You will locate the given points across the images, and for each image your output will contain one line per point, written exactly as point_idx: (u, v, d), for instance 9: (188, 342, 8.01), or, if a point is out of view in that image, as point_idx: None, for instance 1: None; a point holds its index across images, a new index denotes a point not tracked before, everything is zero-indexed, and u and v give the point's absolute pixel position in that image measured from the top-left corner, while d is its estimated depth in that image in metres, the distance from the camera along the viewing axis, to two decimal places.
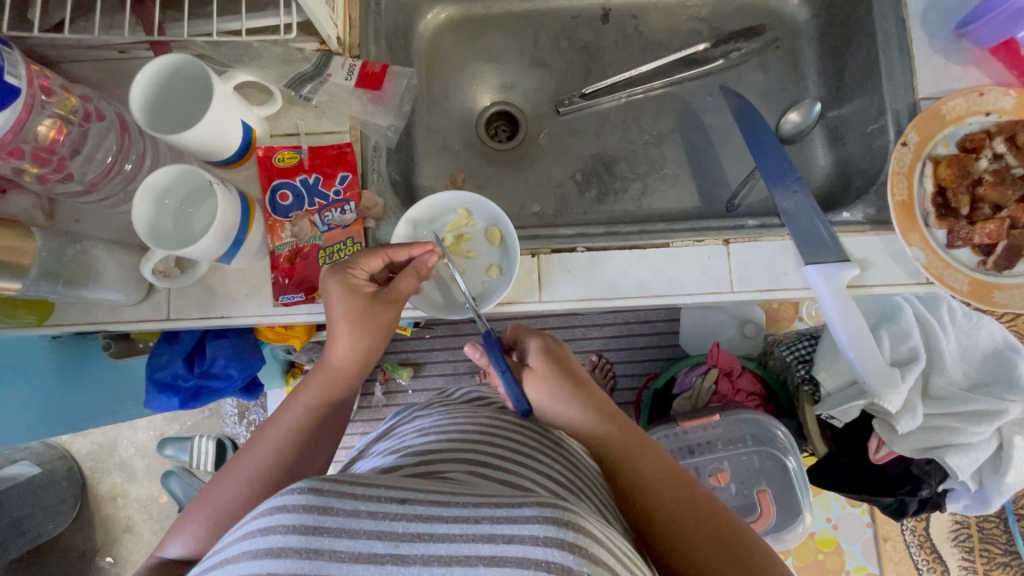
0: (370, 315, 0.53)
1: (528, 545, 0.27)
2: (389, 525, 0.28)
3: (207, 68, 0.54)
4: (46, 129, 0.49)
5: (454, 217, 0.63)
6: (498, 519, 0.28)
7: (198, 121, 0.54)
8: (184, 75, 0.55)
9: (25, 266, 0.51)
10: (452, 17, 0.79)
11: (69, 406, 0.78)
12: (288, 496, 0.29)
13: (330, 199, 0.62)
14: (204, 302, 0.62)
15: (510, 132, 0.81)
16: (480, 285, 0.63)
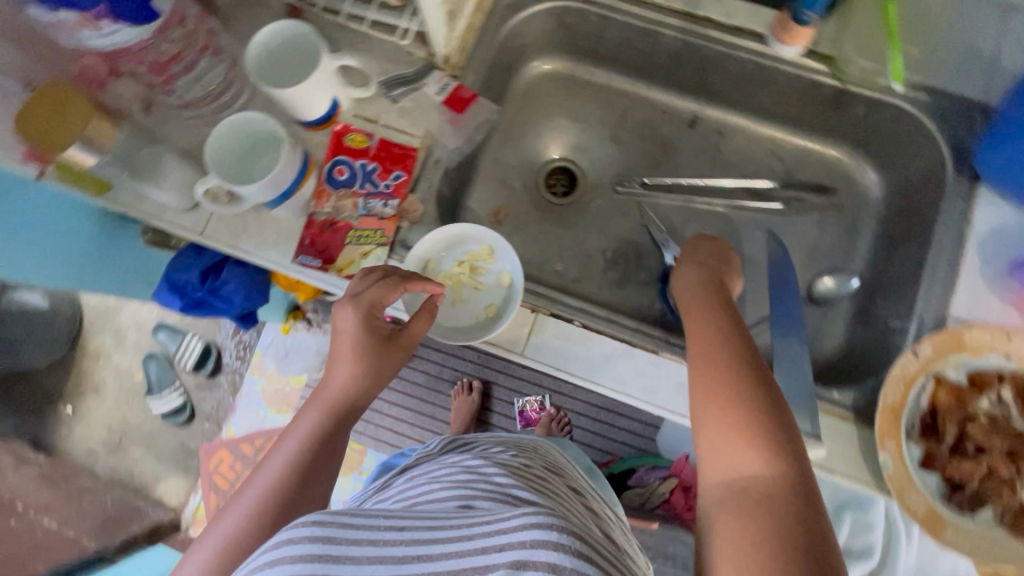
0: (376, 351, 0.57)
1: (518, 548, 0.34)
2: (388, 550, 0.35)
3: (322, 44, 0.60)
4: (169, 49, 0.56)
5: (477, 249, 0.66)
6: (490, 534, 0.35)
7: (297, 84, 0.60)
8: (301, 41, 0.61)
9: (104, 147, 0.57)
10: (555, 71, 0.84)
11: (100, 274, 0.86)
12: (295, 531, 0.36)
13: (378, 190, 0.67)
14: (236, 233, 0.67)
15: (567, 189, 0.85)
16: (474, 319, 0.65)
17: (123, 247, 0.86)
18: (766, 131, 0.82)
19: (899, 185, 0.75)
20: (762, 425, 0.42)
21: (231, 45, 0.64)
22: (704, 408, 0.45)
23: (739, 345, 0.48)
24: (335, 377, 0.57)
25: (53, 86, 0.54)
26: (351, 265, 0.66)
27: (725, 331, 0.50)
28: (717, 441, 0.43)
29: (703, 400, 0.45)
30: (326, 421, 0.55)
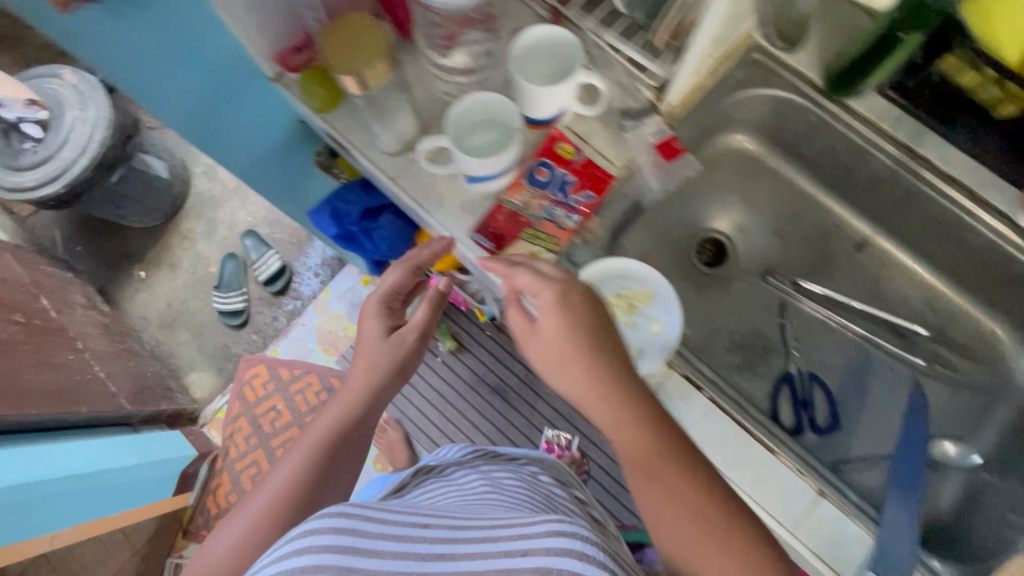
0: (387, 354, 0.68)
1: (543, 552, 0.42)
2: (407, 553, 0.43)
3: (582, 61, 0.64)
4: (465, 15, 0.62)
5: (637, 289, 0.67)
6: (513, 539, 0.44)
7: (545, 86, 0.64)
8: (563, 51, 0.65)
9: (370, 85, 0.61)
10: (749, 150, 0.85)
11: (268, 172, 0.93)
12: (320, 523, 0.43)
13: (567, 201, 0.70)
14: (424, 191, 0.72)
15: (713, 262, 0.87)
16: None
17: (295, 154, 0.94)
18: (931, 281, 0.82)
19: None
20: (692, 505, 0.51)
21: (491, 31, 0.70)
22: (652, 493, 0.52)
23: (652, 431, 0.52)
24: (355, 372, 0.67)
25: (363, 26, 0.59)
26: None
27: (620, 392, 0.53)
28: (669, 514, 0.51)
29: (648, 488, 0.52)
30: (347, 413, 0.65)
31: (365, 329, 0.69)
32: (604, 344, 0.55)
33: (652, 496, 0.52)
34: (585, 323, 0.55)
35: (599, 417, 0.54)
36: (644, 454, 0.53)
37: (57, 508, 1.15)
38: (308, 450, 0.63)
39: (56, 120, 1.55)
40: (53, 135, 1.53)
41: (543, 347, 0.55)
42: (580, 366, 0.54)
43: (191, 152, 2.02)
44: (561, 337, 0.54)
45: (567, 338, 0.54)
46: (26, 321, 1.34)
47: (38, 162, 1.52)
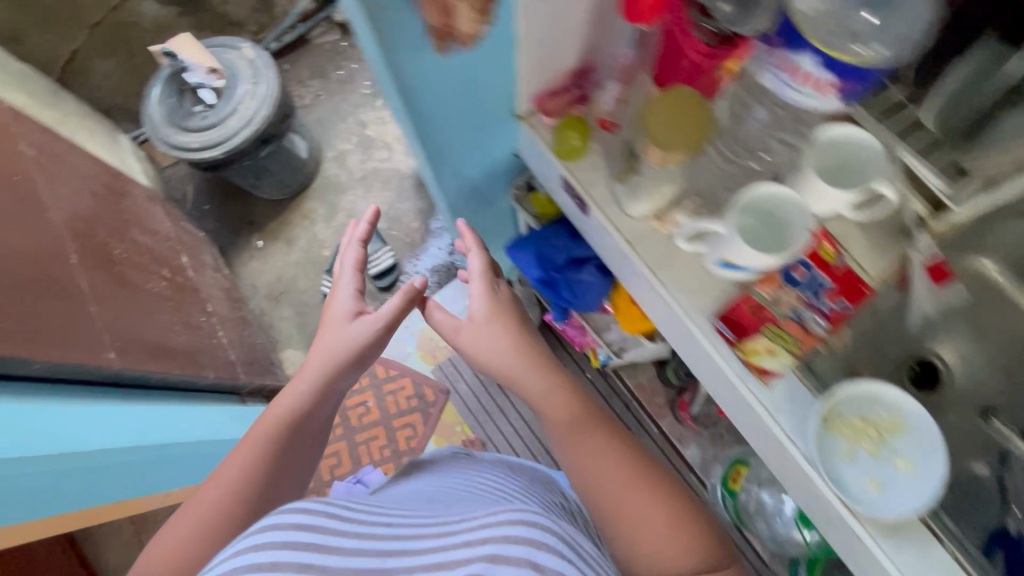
0: (366, 345, 0.91)
1: (502, 543, 0.51)
2: (371, 547, 0.52)
3: (885, 171, 0.61)
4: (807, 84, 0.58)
5: (888, 418, 0.61)
6: (470, 532, 0.53)
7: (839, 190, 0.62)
8: (863, 157, 0.62)
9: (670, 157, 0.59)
10: (994, 279, 0.79)
11: (470, 193, 0.94)
12: (283, 519, 0.52)
13: (818, 305, 0.66)
14: (664, 262, 0.70)
15: (923, 385, 0.83)
16: (854, 482, 0.61)
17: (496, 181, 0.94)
18: None
19: None
20: (605, 458, 0.77)
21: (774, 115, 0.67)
22: (585, 462, 0.76)
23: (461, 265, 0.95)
24: (329, 341, 0.91)
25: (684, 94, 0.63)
26: (753, 354, 0.65)
27: (540, 367, 0.86)
28: (593, 467, 0.75)
29: (581, 452, 0.77)
30: (330, 368, 0.88)
31: (344, 329, 0.91)
32: (511, 320, 0.90)
33: (574, 458, 0.77)
34: (514, 327, 0.89)
35: (556, 407, 0.83)
36: (571, 430, 0.80)
37: (156, 476, 1.13)
38: (276, 417, 0.85)
39: (229, 89, 1.62)
40: (224, 103, 1.61)
41: (475, 339, 0.88)
42: (541, 375, 0.85)
43: (328, 136, 2.09)
44: (496, 322, 0.89)
45: (506, 332, 0.88)
46: (172, 278, 1.39)
47: (206, 126, 1.59)
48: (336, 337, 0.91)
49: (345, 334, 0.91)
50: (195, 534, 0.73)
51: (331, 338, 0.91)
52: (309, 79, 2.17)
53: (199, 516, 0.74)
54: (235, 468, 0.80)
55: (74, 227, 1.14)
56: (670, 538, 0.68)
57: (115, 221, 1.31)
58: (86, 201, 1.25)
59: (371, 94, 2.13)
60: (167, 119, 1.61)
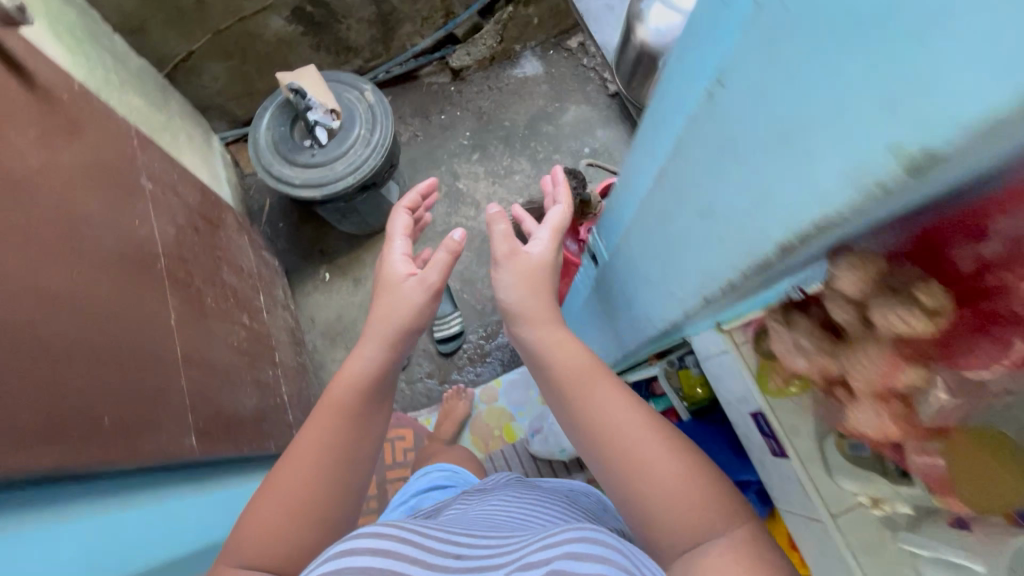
0: (424, 311, 0.89)
1: (567, 550, 0.49)
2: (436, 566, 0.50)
3: None
4: None
5: None
6: (535, 547, 0.51)
7: None
8: None
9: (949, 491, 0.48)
10: None
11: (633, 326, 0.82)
12: (354, 546, 0.50)
13: None
14: (867, 549, 0.60)
15: None
16: None
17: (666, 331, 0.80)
18: None
19: None
20: (622, 403, 0.73)
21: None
22: (622, 445, 0.69)
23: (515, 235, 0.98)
24: (396, 300, 0.88)
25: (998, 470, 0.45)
26: None
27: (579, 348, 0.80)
28: (613, 426, 0.71)
29: (598, 404, 0.73)
30: (387, 318, 0.86)
31: (408, 289, 0.88)
32: (545, 275, 0.91)
33: (611, 447, 0.70)
34: (541, 290, 0.89)
35: (596, 391, 0.74)
36: (609, 418, 0.71)
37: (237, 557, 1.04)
38: (345, 388, 0.78)
39: (343, 131, 1.55)
40: (335, 146, 1.54)
41: (515, 271, 0.90)
42: (581, 355, 0.79)
43: (418, 180, 2.04)
44: (546, 309, 0.86)
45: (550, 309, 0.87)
46: (251, 325, 1.33)
47: (312, 164, 1.54)
48: (393, 299, 0.88)
49: (404, 300, 0.87)
50: (281, 532, 0.65)
51: (393, 308, 0.87)
52: (411, 117, 2.13)
53: (273, 513, 0.67)
54: (299, 451, 0.72)
55: (175, 276, 1.07)
56: (716, 519, 0.63)
57: (210, 260, 1.25)
58: (189, 239, 1.18)
59: (470, 146, 2.08)
60: (274, 148, 1.57)
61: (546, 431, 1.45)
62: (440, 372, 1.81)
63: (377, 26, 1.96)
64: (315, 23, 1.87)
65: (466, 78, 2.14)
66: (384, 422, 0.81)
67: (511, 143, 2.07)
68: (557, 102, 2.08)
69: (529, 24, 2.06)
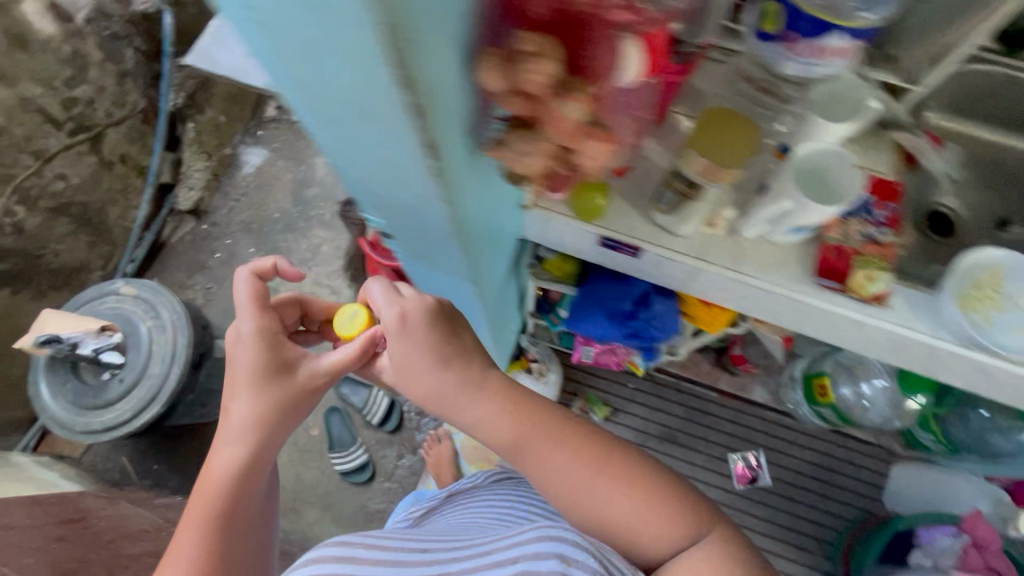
0: (287, 395, 0.66)
1: (537, 553, 0.56)
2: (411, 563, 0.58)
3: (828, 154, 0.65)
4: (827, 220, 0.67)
5: (986, 274, 0.68)
6: (504, 552, 0.58)
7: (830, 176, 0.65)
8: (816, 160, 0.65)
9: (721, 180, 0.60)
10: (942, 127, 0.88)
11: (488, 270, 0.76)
12: (321, 552, 0.57)
13: (873, 219, 0.71)
14: (735, 257, 0.71)
15: (947, 231, 0.89)
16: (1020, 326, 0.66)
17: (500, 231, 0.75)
18: None
19: None
20: (557, 444, 0.67)
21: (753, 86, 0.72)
22: (576, 502, 0.67)
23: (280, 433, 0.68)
24: (238, 420, 0.65)
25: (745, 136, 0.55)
26: (861, 288, 0.68)
27: (537, 426, 0.67)
28: (558, 472, 0.67)
29: (532, 450, 0.66)
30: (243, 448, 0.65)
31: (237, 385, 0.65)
32: (458, 337, 0.67)
33: (569, 503, 0.68)
34: (476, 379, 0.66)
35: (548, 458, 0.67)
36: (557, 478, 0.67)
37: None
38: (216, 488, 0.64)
39: (131, 335, 1.41)
40: (136, 355, 1.39)
41: (394, 352, 0.65)
42: (539, 435, 0.67)
43: None
44: (487, 406, 0.66)
45: (492, 407, 0.66)
46: None
47: (127, 388, 1.37)
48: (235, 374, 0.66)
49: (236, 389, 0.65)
50: None
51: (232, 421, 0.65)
52: (190, 278, 1.97)
53: None
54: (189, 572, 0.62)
55: None
56: (685, 547, 0.66)
57: (102, 550, 1.08)
58: (61, 551, 1.02)
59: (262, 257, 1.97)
60: (78, 407, 1.37)
61: None
62: (403, 445, 1.75)
63: (83, 230, 1.76)
64: (17, 274, 1.64)
65: (209, 208, 2.01)
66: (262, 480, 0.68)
67: (295, 227, 2.00)
68: (301, 164, 2.04)
69: (219, 124, 2.00)
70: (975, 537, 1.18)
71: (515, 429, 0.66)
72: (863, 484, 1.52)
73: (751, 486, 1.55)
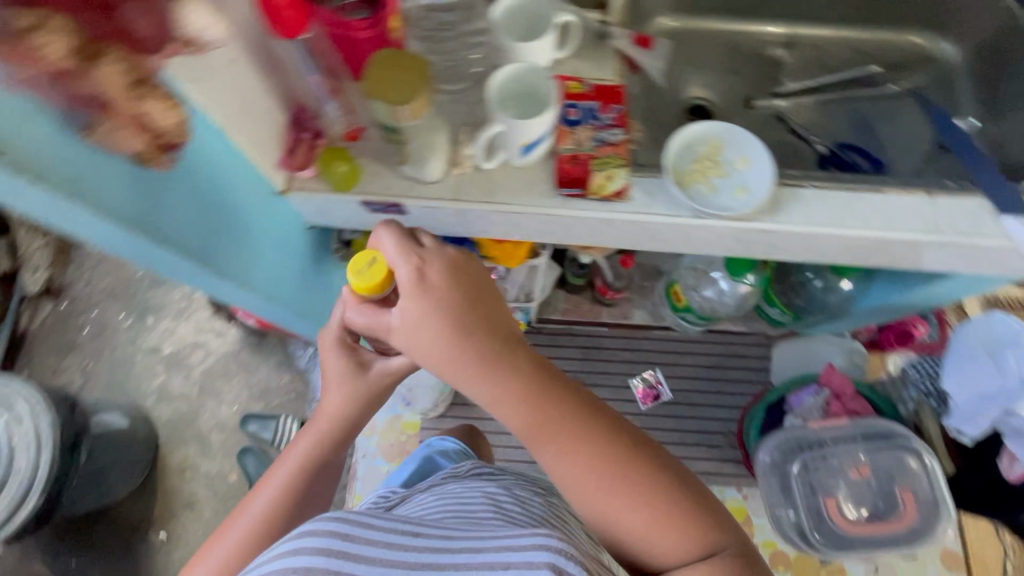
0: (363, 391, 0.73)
1: (526, 561, 0.46)
2: (400, 556, 0.48)
3: (527, 73, 0.69)
4: (552, 137, 0.73)
5: (707, 146, 0.75)
6: (499, 553, 0.48)
7: (529, 95, 0.70)
8: (517, 80, 0.70)
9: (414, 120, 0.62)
10: (676, 28, 0.98)
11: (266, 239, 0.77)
12: (316, 534, 0.48)
13: (604, 122, 0.75)
14: (487, 189, 0.74)
15: (706, 122, 0.97)
16: (738, 187, 0.73)
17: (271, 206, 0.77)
18: (850, 34, 0.99)
19: (973, 43, 0.93)
20: (572, 437, 0.58)
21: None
22: (584, 505, 0.58)
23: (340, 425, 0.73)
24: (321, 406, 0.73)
25: (407, 57, 0.60)
26: (602, 188, 0.73)
27: (538, 420, 0.58)
28: (567, 466, 0.58)
29: (539, 437, 0.59)
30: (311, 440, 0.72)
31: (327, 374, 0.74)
32: (464, 320, 0.61)
33: (576, 503, 0.59)
34: (506, 355, 0.60)
35: (544, 458, 0.59)
36: (564, 474, 0.58)
37: None
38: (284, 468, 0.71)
39: None
40: None
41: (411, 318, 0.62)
42: (542, 430, 0.58)
43: (132, 388, 1.82)
44: (493, 384, 0.59)
45: (502, 387, 0.59)
46: None
47: None
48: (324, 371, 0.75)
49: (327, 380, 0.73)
50: None
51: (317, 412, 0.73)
52: (63, 361, 1.85)
53: None
54: (234, 546, 0.66)
55: None
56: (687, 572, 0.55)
57: None
58: None
59: (137, 319, 1.88)
60: None
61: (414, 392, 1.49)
62: None
63: None
64: None
65: (65, 285, 1.91)
66: (320, 479, 0.73)
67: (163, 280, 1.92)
68: None
69: None
70: (832, 388, 1.20)
71: (528, 410, 0.59)
72: (754, 371, 1.64)
73: (656, 404, 1.62)
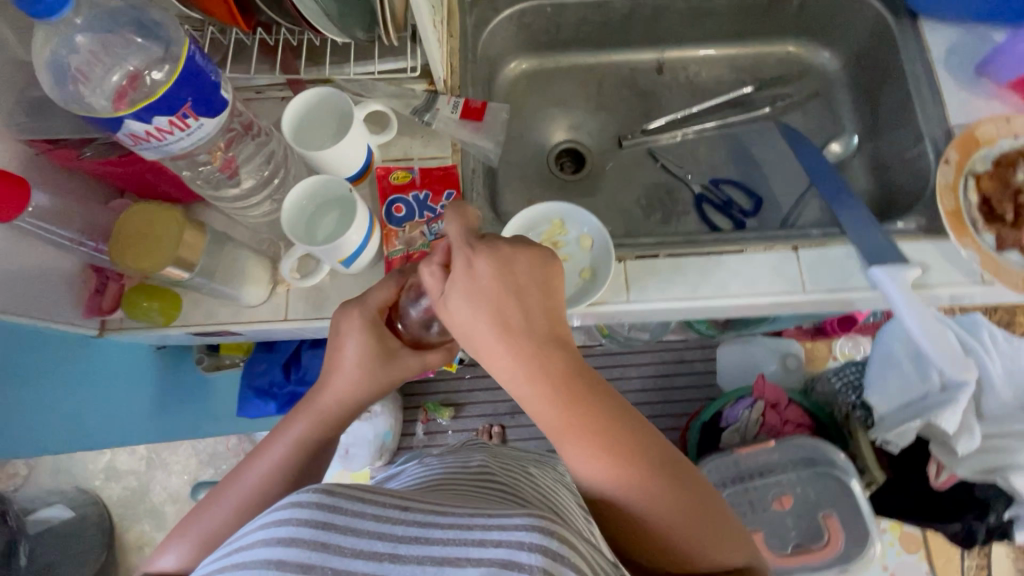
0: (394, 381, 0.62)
1: (513, 549, 0.31)
2: (389, 528, 0.33)
3: (325, 183, 0.62)
4: (380, 242, 0.68)
5: (548, 226, 0.69)
6: (488, 527, 0.33)
7: (335, 202, 0.64)
8: (316, 192, 0.63)
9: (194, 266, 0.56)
10: (533, 69, 0.90)
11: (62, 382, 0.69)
12: (299, 496, 0.33)
13: (438, 212, 0.69)
14: (318, 303, 0.68)
15: (578, 167, 0.90)
16: (586, 267, 0.68)
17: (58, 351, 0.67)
18: (722, 52, 0.91)
19: (850, 50, 0.86)
20: (625, 446, 0.45)
21: (268, 126, 0.71)
22: (616, 521, 0.47)
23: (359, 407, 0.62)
24: (342, 392, 0.61)
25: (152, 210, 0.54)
26: None
27: (584, 421, 0.45)
28: (615, 480, 0.45)
29: (579, 446, 0.45)
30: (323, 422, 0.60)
31: (353, 351, 0.61)
32: (516, 298, 0.47)
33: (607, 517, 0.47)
34: (559, 344, 0.47)
35: (582, 473, 0.46)
36: (605, 487, 0.46)
37: None
38: (293, 449, 0.59)
39: None
40: None
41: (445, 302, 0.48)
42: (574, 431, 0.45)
43: None
44: (538, 377, 0.46)
45: (555, 383, 0.46)
46: None
47: None
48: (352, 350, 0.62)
49: (350, 359, 0.61)
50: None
51: (337, 398, 0.61)
52: None
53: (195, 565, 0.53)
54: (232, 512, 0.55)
55: None
56: None
57: None
58: None
59: None
60: None
61: (351, 451, 1.43)
62: None
63: None
64: None
65: None
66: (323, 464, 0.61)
67: None
68: None
69: None
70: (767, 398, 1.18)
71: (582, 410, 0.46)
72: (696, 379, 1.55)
73: None
